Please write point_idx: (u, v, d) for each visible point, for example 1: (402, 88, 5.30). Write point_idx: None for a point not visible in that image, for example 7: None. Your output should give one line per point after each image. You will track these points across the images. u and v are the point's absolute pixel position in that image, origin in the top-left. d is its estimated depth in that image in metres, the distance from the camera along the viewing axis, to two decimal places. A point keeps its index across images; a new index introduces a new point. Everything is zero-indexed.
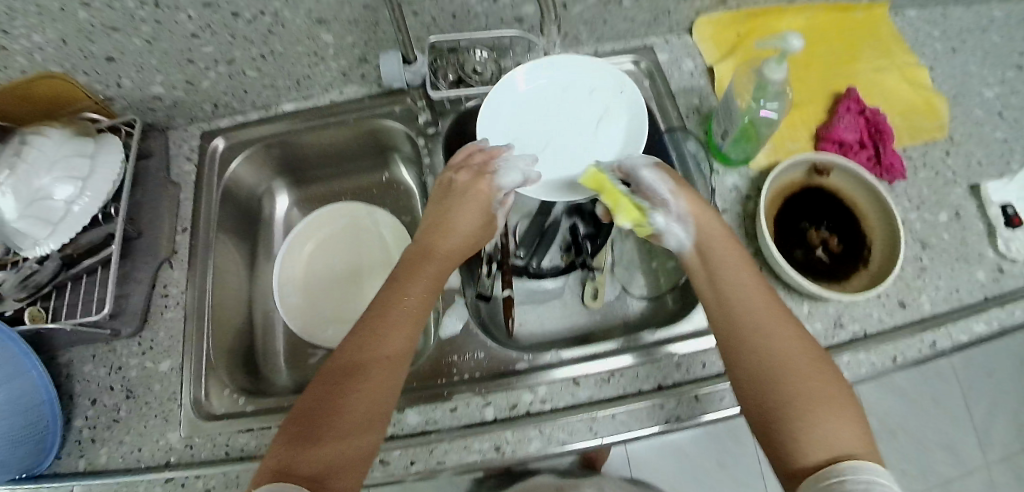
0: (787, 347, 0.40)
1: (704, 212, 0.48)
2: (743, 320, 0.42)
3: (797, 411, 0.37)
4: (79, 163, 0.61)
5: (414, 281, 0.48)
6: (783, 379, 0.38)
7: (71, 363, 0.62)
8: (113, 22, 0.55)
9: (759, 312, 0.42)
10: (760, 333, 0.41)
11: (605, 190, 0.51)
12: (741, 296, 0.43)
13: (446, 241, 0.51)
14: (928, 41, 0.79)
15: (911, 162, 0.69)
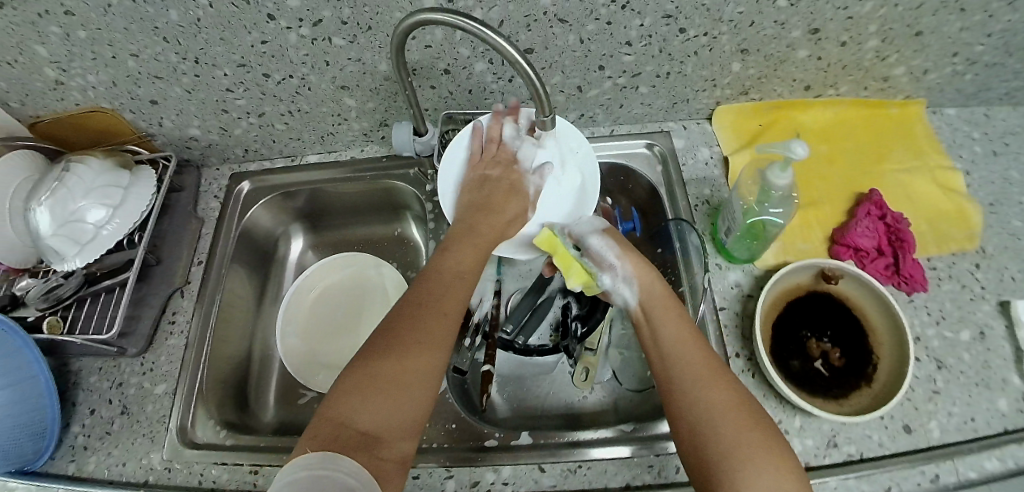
0: (726, 397, 0.42)
1: (645, 273, 0.53)
2: (680, 369, 0.45)
3: (733, 459, 0.38)
4: (113, 192, 0.64)
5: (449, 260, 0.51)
6: (722, 428, 0.40)
7: (80, 371, 0.65)
8: (158, 72, 0.59)
9: (697, 363, 0.45)
10: (698, 382, 0.43)
11: (556, 253, 0.56)
12: (681, 348, 0.46)
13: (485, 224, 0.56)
14: (965, 143, 0.75)
15: (936, 273, 0.65)
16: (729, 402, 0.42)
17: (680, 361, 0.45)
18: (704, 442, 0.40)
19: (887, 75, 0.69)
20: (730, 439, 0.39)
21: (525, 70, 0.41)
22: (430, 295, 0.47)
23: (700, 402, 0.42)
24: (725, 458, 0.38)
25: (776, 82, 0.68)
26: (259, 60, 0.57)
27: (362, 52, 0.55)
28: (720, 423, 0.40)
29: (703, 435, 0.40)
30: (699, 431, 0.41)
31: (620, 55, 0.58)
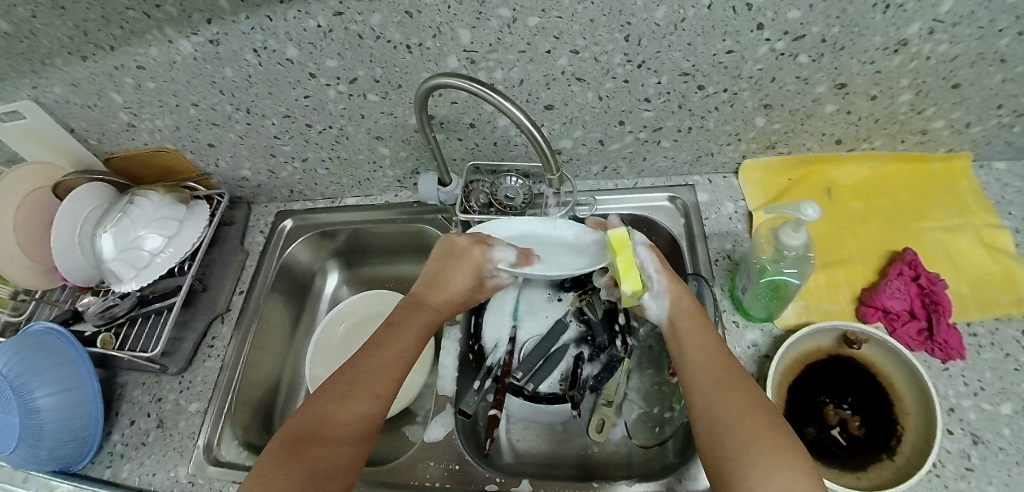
0: (741, 401, 0.42)
1: (676, 289, 0.52)
2: (699, 374, 0.45)
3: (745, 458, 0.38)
4: (170, 223, 0.70)
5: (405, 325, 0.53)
6: (734, 429, 0.40)
7: (126, 384, 0.71)
8: (214, 119, 0.65)
9: (716, 369, 0.45)
10: (716, 387, 0.43)
11: (623, 255, 0.49)
12: (701, 356, 0.47)
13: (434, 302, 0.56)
14: (1016, 199, 0.71)
15: (976, 339, 0.61)
16: (743, 406, 0.41)
17: (698, 367, 0.46)
18: (718, 443, 0.40)
19: (926, 128, 0.66)
20: (742, 438, 0.39)
21: (531, 131, 0.46)
22: (372, 354, 0.50)
23: (717, 404, 0.42)
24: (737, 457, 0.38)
25: (805, 137, 0.67)
26: (302, 112, 0.62)
27: (394, 107, 0.59)
28: (733, 424, 0.40)
29: (716, 435, 0.40)
30: (713, 432, 0.41)
31: (640, 112, 0.60)
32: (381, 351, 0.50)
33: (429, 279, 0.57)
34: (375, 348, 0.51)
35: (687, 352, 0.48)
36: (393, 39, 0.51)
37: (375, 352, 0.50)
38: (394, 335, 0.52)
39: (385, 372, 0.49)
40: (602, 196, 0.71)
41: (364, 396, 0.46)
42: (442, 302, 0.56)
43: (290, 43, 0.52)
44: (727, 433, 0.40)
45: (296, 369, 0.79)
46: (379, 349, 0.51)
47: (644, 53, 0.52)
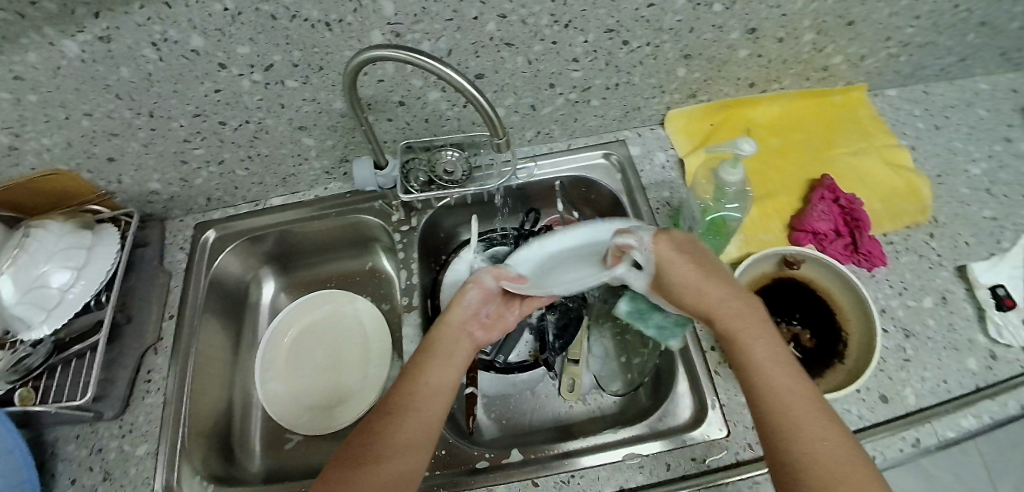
0: (812, 420, 0.37)
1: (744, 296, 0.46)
2: (758, 388, 0.40)
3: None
4: (76, 253, 0.62)
5: (431, 372, 0.45)
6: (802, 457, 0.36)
7: (56, 441, 0.62)
8: (114, 129, 0.58)
9: (780, 381, 0.40)
10: (785, 406, 0.38)
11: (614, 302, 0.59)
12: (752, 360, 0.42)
13: (451, 333, 0.49)
14: (908, 120, 0.79)
15: (893, 247, 0.68)
16: (813, 427, 0.37)
17: (762, 376, 0.41)
18: (783, 468, 0.36)
19: (827, 65, 0.72)
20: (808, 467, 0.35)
21: (478, 100, 0.46)
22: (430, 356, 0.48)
23: (784, 424, 0.38)
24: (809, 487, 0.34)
25: (722, 82, 0.69)
26: (215, 109, 0.57)
27: (317, 92, 0.56)
28: (806, 452, 0.36)
29: (778, 458, 0.37)
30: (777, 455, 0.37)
31: (568, 72, 0.60)
32: (399, 413, 0.42)
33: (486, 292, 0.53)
34: (392, 410, 0.42)
35: (741, 357, 0.43)
36: (310, 17, 0.48)
37: (396, 413, 0.42)
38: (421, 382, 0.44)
39: (415, 432, 0.41)
40: (544, 160, 0.68)
41: (392, 466, 0.38)
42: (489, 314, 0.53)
43: (194, 31, 0.48)
44: (801, 461, 0.35)
45: (248, 392, 0.70)
46: (403, 406, 0.42)
47: (569, 13, 0.52)
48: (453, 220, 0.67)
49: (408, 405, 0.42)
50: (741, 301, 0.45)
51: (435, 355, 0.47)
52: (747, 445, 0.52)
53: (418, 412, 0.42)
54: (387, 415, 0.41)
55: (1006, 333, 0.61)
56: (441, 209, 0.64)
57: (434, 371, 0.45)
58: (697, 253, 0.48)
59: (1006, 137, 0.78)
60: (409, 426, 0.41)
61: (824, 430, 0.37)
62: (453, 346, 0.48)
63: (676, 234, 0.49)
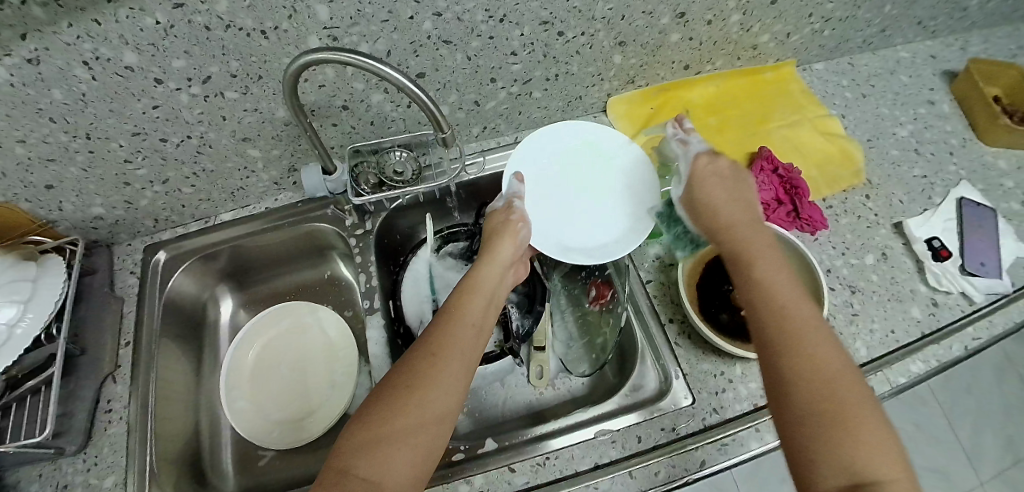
0: (834, 366, 0.34)
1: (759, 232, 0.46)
2: (773, 318, 0.38)
3: (827, 437, 0.32)
4: (22, 286, 0.60)
5: (469, 308, 0.45)
6: (815, 398, 0.33)
7: (18, 482, 0.59)
8: (48, 155, 0.56)
9: (804, 320, 0.37)
10: (805, 344, 0.36)
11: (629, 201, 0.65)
12: (774, 293, 0.39)
13: (486, 273, 0.50)
14: (835, 91, 0.83)
15: (833, 211, 0.71)
16: (836, 376, 0.34)
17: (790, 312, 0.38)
18: (793, 398, 0.34)
19: (756, 43, 0.74)
20: (824, 411, 0.33)
21: (417, 94, 0.47)
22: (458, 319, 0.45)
23: (802, 361, 0.35)
24: (818, 427, 0.32)
25: (658, 67, 0.71)
26: (153, 126, 0.56)
27: (258, 102, 0.56)
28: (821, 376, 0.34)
29: (788, 387, 0.34)
30: (785, 387, 0.35)
31: (508, 66, 0.60)
32: (444, 355, 0.40)
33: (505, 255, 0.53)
34: (438, 351, 0.40)
35: (758, 286, 0.40)
36: (245, 27, 0.48)
37: (439, 352, 0.40)
38: (459, 321, 0.44)
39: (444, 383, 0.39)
40: (491, 154, 0.68)
41: (435, 415, 0.37)
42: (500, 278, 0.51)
43: (127, 48, 0.47)
44: (813, 402, 0.33)
45: (216, 413, 0.69)
46: (448, 347, 0.41)
47: (503, 8, 0.52)
48: (409, 220, 0.67)
49: (452, 343, 0.41)
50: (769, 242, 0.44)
51: (473, 294, 0.47)
52: (711, 411, 0.55)
53: (463, 349, 0.42)
54: (431, 357, 0.40)
55: (943, 278, 0.66)
56: (397, 209, 0.63)
57: (473, 308, 0.45)
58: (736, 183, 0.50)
59: (929, 100, 0.83)
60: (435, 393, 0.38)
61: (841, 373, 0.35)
62: (488, 285, 0.49)
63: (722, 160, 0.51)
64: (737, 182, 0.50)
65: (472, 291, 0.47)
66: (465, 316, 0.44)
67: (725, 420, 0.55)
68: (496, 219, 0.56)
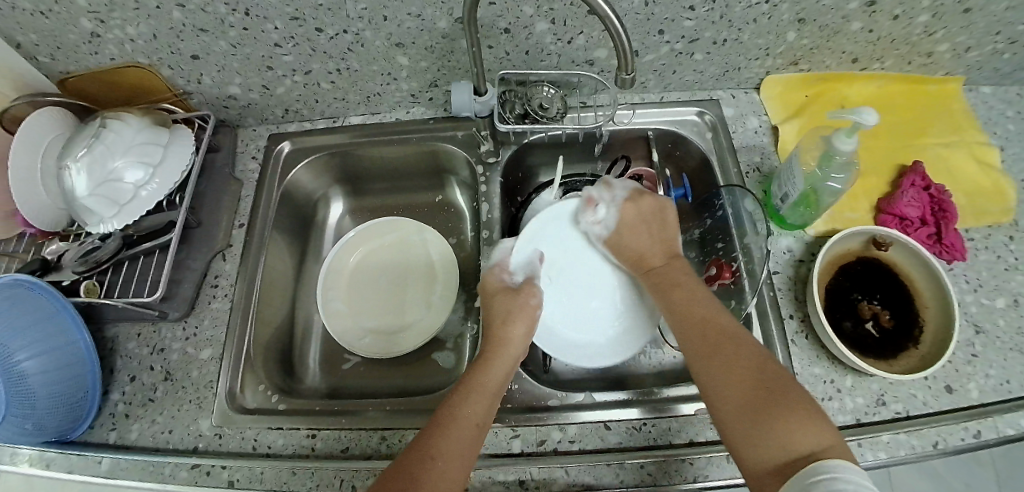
0: (747, 362, 0.42)
1: (694, 300, 0.49)
2: (692, 330, 0.46)
3: (756, 417, 0.38)
4: (152, 151, 0.60)
5: (472, 409, 0.44)
6: (740, 389, 0.40)
7: (116, 338, 0.61)
8: (203, 25, 0.56)
9: (709, 324, 0.46)
10: (715, 344, 0.44)
11: (806, 195, 0.56)
12: (688, 307, 0.48)
13: (496, 371, 0.48)
14: (999, 121, 0.75)
15: (973, 244, 0.66)
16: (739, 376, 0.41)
17: (714, 327, 0.45)
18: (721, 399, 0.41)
19: (932, 51, 0.68)
20: (743, 400, 0.40)
21: (614, 28, 0.41)
22: (487, 369, 0.48)
23: (716, 360, 0.43)
24: (742, 413, 0.39)
25: (827, 53, 0.66)
26: (314, 14, 0.54)
27: (424, 8, 0.53)
28: (716, 362, 0.43)
29: (719, 388, 0.41)
30: (714, 384, 0.42)
31: (682, 20, 0.56)
32: (443, 456, 0.40)
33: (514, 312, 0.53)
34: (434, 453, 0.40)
35: (682, 306, 0.49)
36: None
37: (437, 457, 0.40)
38: (459, 422, 0.43)
39: (473, 419, 0.44)
40: (642, 109, 0.67)
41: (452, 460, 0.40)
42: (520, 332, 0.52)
43: None
44: (742, 391, 0.40)
45: (309, 309, 0.71)
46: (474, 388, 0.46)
47: None
48: (538, 159, 0.69)
49: (451, 445, 0.41)
50: (716, 317, 0.47)
51: (475, 392, 0.46)
52: None
53: (458, 452, 0.41)
54: (427, 461, 0.40)
55: None
56: (532, 143, 0.65)
57: (473, 408, 0.44)
58: (656, 223, 0.56)
59: None
60: (465, 427, 0.43)
61: (737, 358, 0.42)
62: (496, 382, 0.47)
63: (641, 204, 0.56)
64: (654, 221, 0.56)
65: (493, 356, 0.49)
66: (466, 418, 0.43)
67: None
68: (509, 302, 0.53)
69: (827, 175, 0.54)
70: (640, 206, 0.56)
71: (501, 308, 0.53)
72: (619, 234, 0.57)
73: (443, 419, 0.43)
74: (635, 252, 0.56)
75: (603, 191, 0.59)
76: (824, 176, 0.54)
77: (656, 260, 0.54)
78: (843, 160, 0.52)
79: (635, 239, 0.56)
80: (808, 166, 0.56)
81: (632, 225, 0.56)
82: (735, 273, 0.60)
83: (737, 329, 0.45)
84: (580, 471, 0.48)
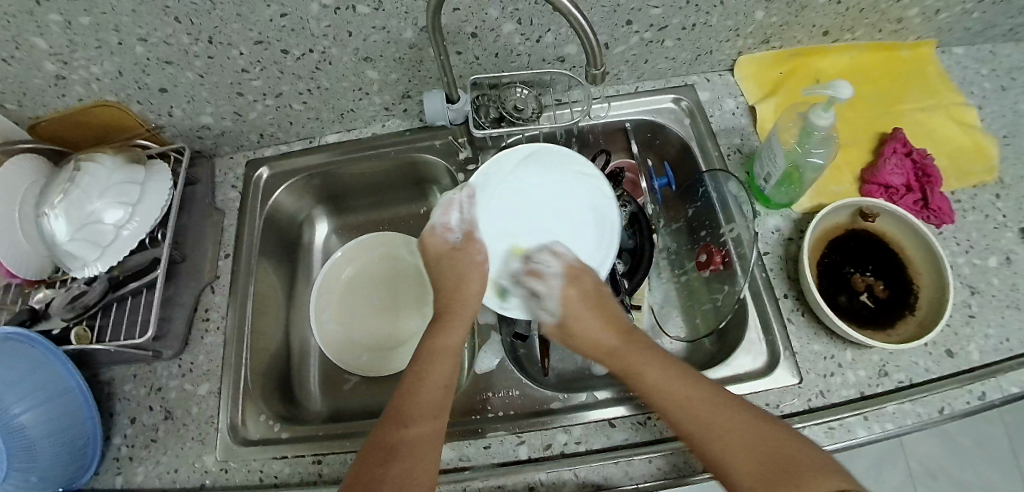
0: (741, 423, 0.40)
1: (661, 366, 0.46)
2: (677, 409, 0.43)
3: (780, 484, 0.37)
4: (131, 189, 0.59)
5: (432, 383, 0.45)
6: (754, 465, 0.38)
7: (112, 381, 0.60)
8: (169, 57, 0.55)
9: (693, 403, 0.42)
10: (709, 415, 0.41)
11: (790, 174, 0.56)
12: (659, 387, 0.44)
13: (453, 334, 0.50)
14: (975, 80, 0.75)
15: (960, 205, 0.65)
16: (760, 438, 0.40)
17: (682, 399, 0.43)
18: (750, 489, 0.38)
19: (901, 17, 0.68)
20: (760, 464, 0.38)
21: (579, 22, 0.40)
22: (441, 345, 0.49)
23: (715, 435, 0.40)
24: (762, 488, 0.37)
25: (797, 29, 0.66)
26: (278, 36, 0.54)
27: (388, 20, 0.52)
28: (719, 439, 0.40)
29: (729, 462, 0.39)
30: (719, 459, 0.40)
31: (648, 9, 0.56)
32: (407, 446, 0.41)
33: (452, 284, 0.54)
34: (395, 450, 0.40)
35: (659, 395, 0.44)
36: None
37: (401, 447, 0.41)
38: (419, 406, 0.44)
39: (433, 396, 0.45)
40: (617, 102, 0.68)
41: (410, 443, 0.41)
42: (475, 293, 0.54)
43: None
44: (751, 460, 0.38)
45: (302, 332, 0.70)
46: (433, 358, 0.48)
47: None
48: None
49: (414, 427, 0.42)
50: (680, 393, 0.43)
51: (431, 363, 0.47)
52: (818, 393, 0.52)
53: (423, 444, 0.41)
54: (392, 452, 0.40)
55: None
56: (511, 146, 0.66)
57: (431, 382, 0.45)
58: (598, 295, 0.53)
59: None
60: (425, 406, 0.44)
61: (733, 430, 0.40)
62: (452, 348, 0.49)
63: (573, 290, 0.52)
64: (596, 294, 0.52)
65: (450, 319, 0.52)
66: (425, 393, 0.44)
67: (831, 404, 0.52)
68: (459, 263, 0.55)
69: (809, 151, 0.54)
70: (581, 285, 0.52)
71: (447, 273, 0.55)
72: (585, 271, 0.53)
73: (400, 406, 0.44)
74: (586, 338, 0.51)
75: (537, 280, 0.53)
76: (806, 153, 0.54)
77: (609, 340, 0.50)
78: (823, 136, 0.52)
79: (584, 327, 0.51)
80: (785, 143, 0.56)
81: (586, 279, 0.53)
82: (726, 259, 0.59)
83: (717, 398, 0.43)
84: (589, 471, 0.48)
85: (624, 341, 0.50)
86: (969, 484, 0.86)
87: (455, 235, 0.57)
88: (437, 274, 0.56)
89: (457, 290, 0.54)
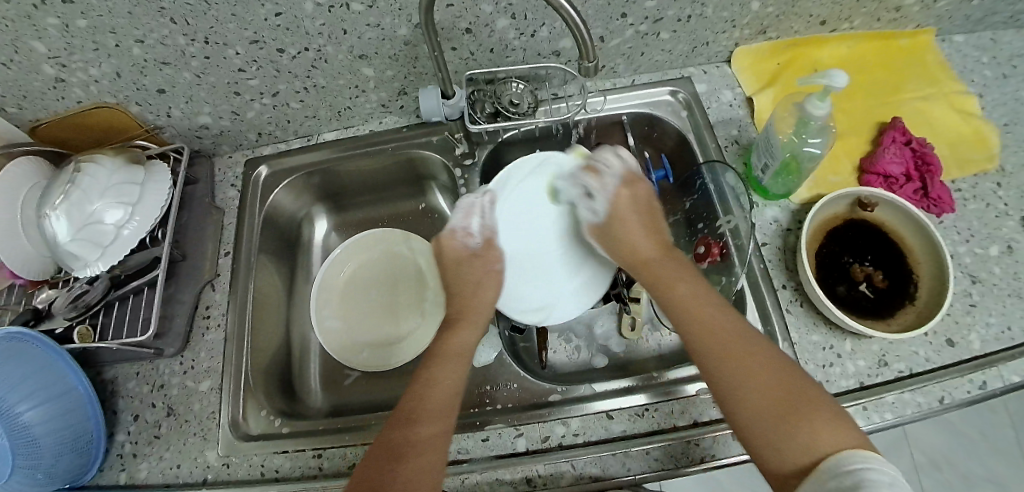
0: (752, 354, 0.41)
1: (699, 296, 0.47)
2: (695, 332, 0.44)
3: (780, 425, 0.37)
4: (130, 190, 0.59)
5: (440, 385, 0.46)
6: (766, 402, 0.39)
7: (115, 379, 0.60)
8: (166, 58, 0.55)
9: (717, 327, 0.44)
10: (725, 351, 0.42)
11: (788, 162, 0.56)
12: (685, 302, 0.47)
13: (463, 336, 0.51)
14: (975, 68, 0.75)
15: (960, 194, 0.65)
16: (772, 378, 0.40)
17: (710, 323, 0.44)
18: (749, 416, 0.39)
19: (900, 5, 0.67)
20: (766, 400, 0.39)
21: (571, 16, 0.40)
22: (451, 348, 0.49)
23: (732, 362, 0.41)
24: (763, 422, 0.38)
25: (793, 19, 0.65)
26: (273, 35, 0.54)
27: (382, 17, 0.52)
28: (733, 363, 0.41)
29: (739, 387, 0.40)
30: (726, 390, 0.41)
31: (643, 1, 0.55)
32: (416, 449, 0.41)
33: (464, 287, 0.55)
34: (405, 452, 0.41)
35: (682, 309, 0.47)
36: None
37: (409, 450, 0.41)
38: (427, 407, 0.44)
39: (442, 399, 0.45)
40: (613, 95, 0.67)
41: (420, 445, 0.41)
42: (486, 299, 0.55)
43: None
44: (762, 395, 0.39)
45: (303, 329, 0.71)
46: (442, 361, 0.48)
47: None
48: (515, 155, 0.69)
49: (422, 428, 0.42)
50: (703, 311, 0.46)
51: (439, 366, 0.47)
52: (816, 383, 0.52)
53: (433, 446, 0.41)
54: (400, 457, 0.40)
55: None
56: (508, 141, 0.66)
57: (439, 384, 0.46)
58: (643, 207, 0.56)
59: None
60: (434, 408, 0.44)
61: (747, 361, 0.41)
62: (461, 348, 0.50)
63: (625, 190, 0.56)
64: (645, 214, 0.56)
65: (460, 323, 0.52)
66: (434, 395, 0.45)
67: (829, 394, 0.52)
68: (476, 268, 0.56)
69: (806, 139, 0.53)
70: (635, 191, 0.56)
71: (464, 278, 0.56)
72: (611, 226, 0.55)
73: (409, 409, 0.44)
74: (627, 243, 0.54)
75: (591, 178, 0.58)
76: (803, 142, 0.54)
77: (653, 243, 0.54)
78: (820, 125, 0.52)
79: (627, 230, 0.55)
80: (781, 131, 0.55)
81: (626, 217, 0.55)
82: (723, 250, 0.60)
83: (744, 330, 0.44)
84: (587, 463, 0.48)
85: (659, 256, 0.53)
86: (973, 474, 0.85)
87: (475, 241, 0.57)
88: (451, 279, 0.57)
89: (470, 293, 0.55)
